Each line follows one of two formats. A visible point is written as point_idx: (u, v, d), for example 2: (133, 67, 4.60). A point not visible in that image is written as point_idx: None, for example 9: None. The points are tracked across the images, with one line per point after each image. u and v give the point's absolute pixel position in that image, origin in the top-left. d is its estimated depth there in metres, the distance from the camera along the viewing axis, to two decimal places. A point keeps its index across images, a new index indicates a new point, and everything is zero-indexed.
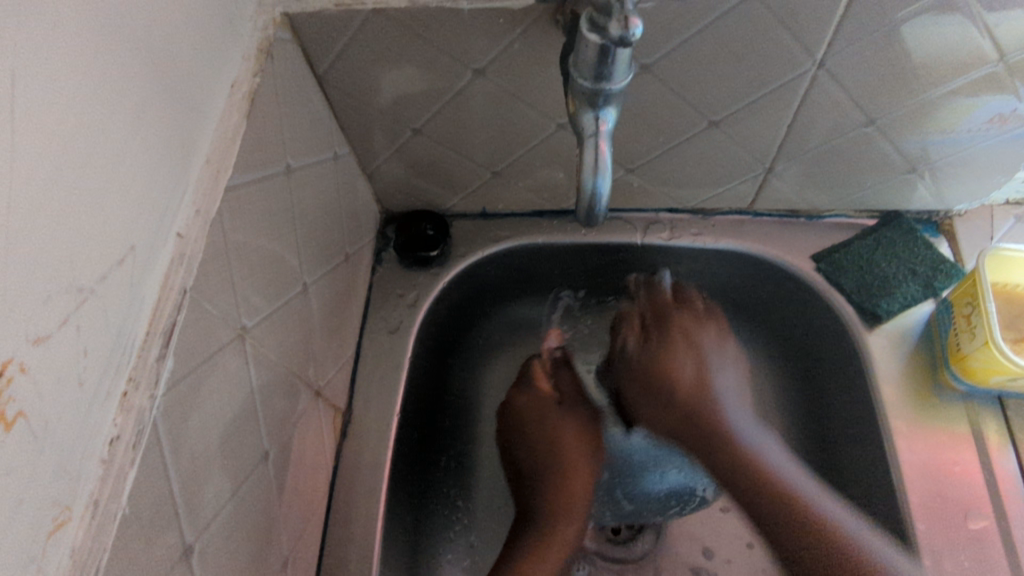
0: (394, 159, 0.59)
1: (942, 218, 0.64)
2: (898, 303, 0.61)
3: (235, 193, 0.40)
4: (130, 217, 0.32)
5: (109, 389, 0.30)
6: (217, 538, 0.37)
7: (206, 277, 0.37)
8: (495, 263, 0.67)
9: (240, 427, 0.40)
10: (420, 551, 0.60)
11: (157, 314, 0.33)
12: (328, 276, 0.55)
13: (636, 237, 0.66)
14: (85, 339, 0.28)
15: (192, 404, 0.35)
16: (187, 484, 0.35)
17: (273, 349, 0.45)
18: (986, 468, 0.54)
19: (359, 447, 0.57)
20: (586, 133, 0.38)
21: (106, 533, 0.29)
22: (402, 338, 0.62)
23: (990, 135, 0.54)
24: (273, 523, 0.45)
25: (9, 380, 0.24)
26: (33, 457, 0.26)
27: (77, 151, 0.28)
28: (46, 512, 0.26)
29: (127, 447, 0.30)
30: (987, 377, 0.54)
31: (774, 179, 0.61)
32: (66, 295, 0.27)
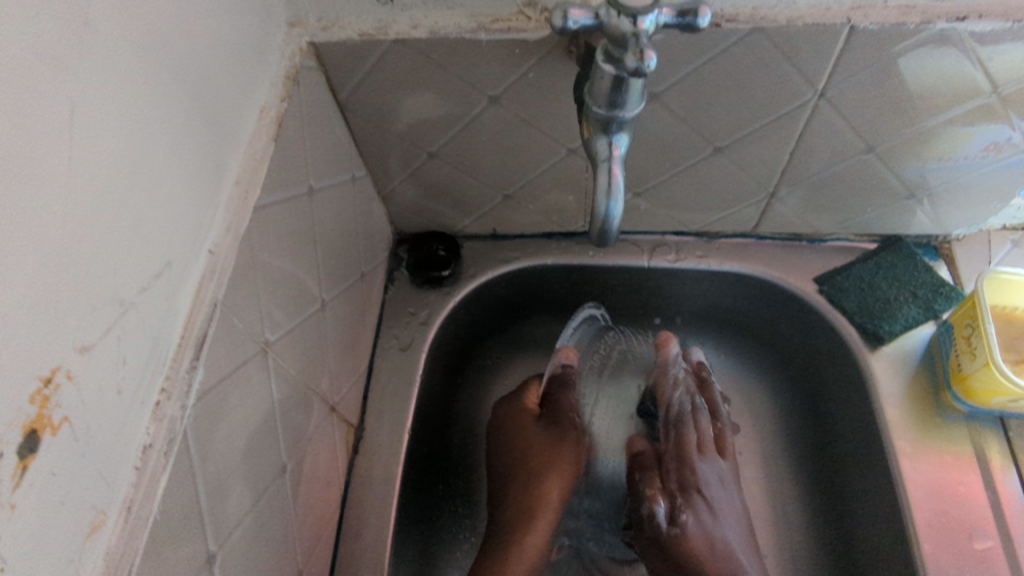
0: (409, 182, 0.61)
1: (940, 242, 0.66)
2: (900, 325, 0.62)
3: (263, 212, 0.41)
4: (168, 233, 0.33)
5: (144, 399, 0.31)
6: (238, 547, 0.38)
7: (235, 293, 0.38)
8: (505, 284, 0.69)
9: (261, 438, 0.41)
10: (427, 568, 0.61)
11: (189, 328, 0.34)
12: (344, 294, 0.56)
13: (643, 259, 0.68)
14: (125, 350, 0.30)
15: (218, 415, 0.36)
16: (211, 492, 0.36)
17: (292, 364, 0.46)
18: (989, 489, 0.55)
19: (370, 463, 0.58)
20: (599, 158, 0.40)
21: (138, 538, 0.30)
22: (414, 356, 0.63)
23: (987, 163, 0.56)
24: (289, 535, 0.45)
25: (57, 386, 0.26)
26: (76, 460, 0.27)
27: (123, 172, 0.30)
28: (84, 515, 0.27)
29: (159, 454, 0.31)
30: (988, 398, 0.55)
31: (777, 204, 0.62)
32: (109, 307, 0.29)
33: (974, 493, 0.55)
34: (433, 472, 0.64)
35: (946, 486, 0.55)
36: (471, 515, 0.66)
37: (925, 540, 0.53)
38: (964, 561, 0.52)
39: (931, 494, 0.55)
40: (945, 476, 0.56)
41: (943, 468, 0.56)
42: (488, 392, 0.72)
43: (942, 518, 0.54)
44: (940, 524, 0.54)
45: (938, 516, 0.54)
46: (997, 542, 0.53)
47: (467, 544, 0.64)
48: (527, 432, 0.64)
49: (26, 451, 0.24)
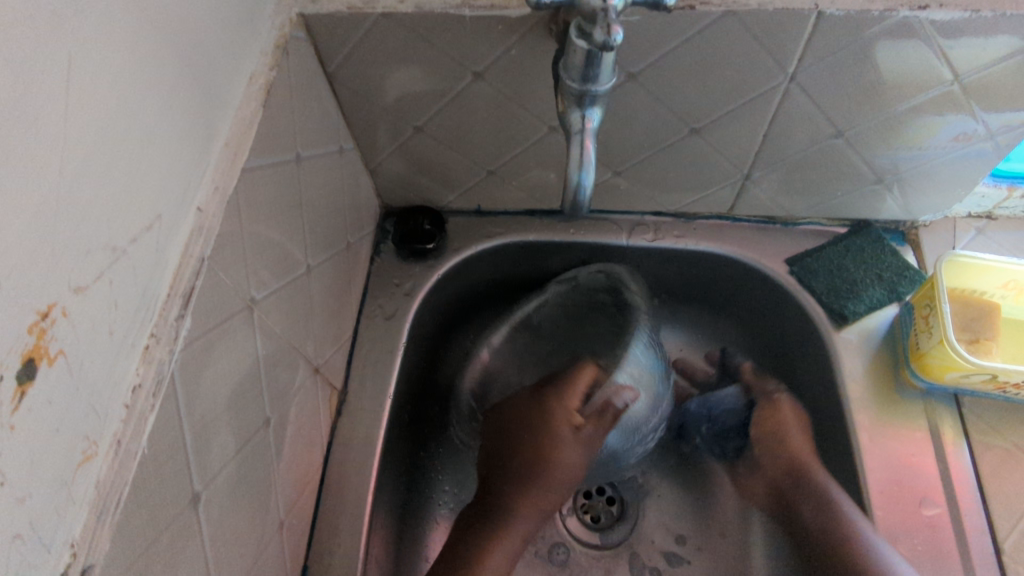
0: (396, 156, 0.63)
1: (908, 227, 0.69)
2: (865, 305, 0.65)
3: (251, 174, 0.43)
4: (158, 188, 0.35)
5: (133, 343, 0.33)
6: (222, 490, 0.40)
7: (222, 250, 0.40)
8: (488, 258, 0.71)
9: (245, 391, 0.43)
10: (406, 531, 0.63)
11: (178, 278, 0.36)
12: (330, 261, 0.58)
13: (621, 237, 0.70)
14: (116, 294, 0.32)
15: (204, 363, 0.38)
16: (197, 435, 0.37)
17: (276, 323, 0.48)
18: (941, 461, 0.58)
19: (353, 425, 0.60)
20: (573, 130, 0.42)
21: (127, 469, 0.32)
22: (397, 325, 0.65)
23: (952, 151, 0.58)
24: (270, 486, 0.47)
25: (53, 321, 0.28)
26: (70, 392, 0.29)
27: (117, 127, 0.31)
28: (78, 443, 0.29)
29: (148, 394, 0.33)
30: (942, 374, 0.57)
31: (751, 186, 0.65)
32: (102, 252, 0.31)
33: (927, 464, 0.58)
34: (415, 438, 0.67)
35: (901, 456, 0.58)
36: (450, 482, 0.68)
37: (878, 506, 0.56)
38: (913, 526, 0.55)
39: (886, 464, 0.58)
40: (900, 447, 0.59)
41: (898, 440, 0.59)
42: None
43: (894, 486, 0.57)
44: (893, 491, 0.57)
45: (891, 483, 0.57)
46: (945, 508, 0.56)
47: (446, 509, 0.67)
48: (552, 416, 0.62)
49: (24, 378, 0.26)
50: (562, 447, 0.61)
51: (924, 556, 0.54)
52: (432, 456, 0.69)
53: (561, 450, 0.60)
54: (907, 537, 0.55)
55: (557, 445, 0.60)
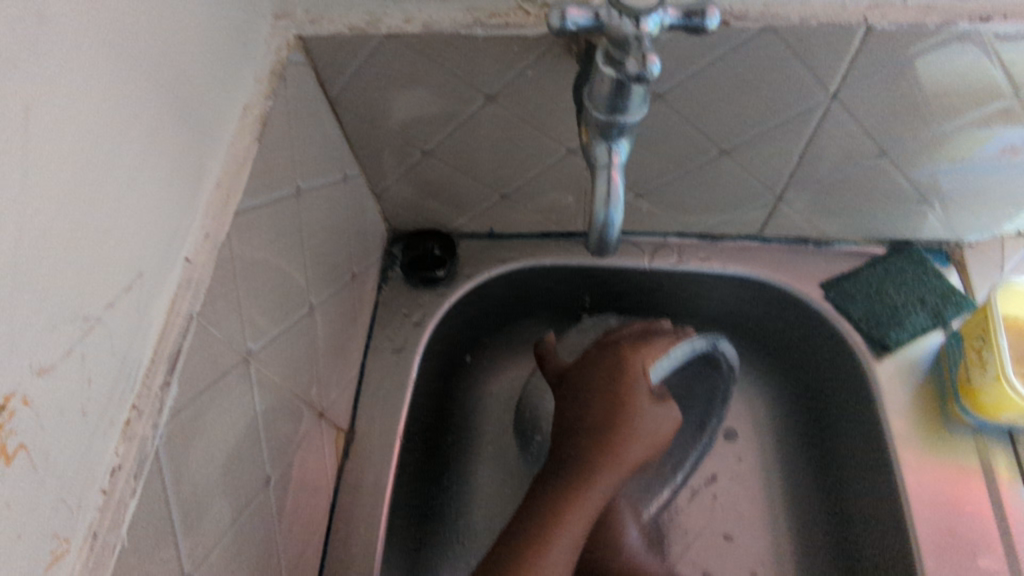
0: (404, 179, 0.59)
1: (952, 247, 0.64)
2: (908, 333, 0.60)
3: (246, 216, 0.39)
4: (139, 243, 0.31)
5: (112, 418, 0.30)
6: (217, 564, 0.37)
7: (214, 301, 0.36)
8: (502, 284, 0.67)
9: (243, 451, 0.40)
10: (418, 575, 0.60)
11: (163, 340, 0.33)
12: (336, 295, 0.55)
13: (644, 260, 0.66)
14: (90, 368, 0.28)
15: (193, 431, 0.34)
16: (187, 511, 0.34)
17: (277, 371, 0.44)
18: (996, 504, 0.53)
19: (361, 468, 0.57)
20: (598, 164, 0.38)
21: (104, 566, 0.28)
22: (407, 358, 0.62)
23: (1003, 166, 0.54)
24: (271, 548, 0.44)
25: (11, 414, 0.24)
26: (34, 489, 0.25)
27: (89, 180, 0.28)
28: (44, 546, 0.26)
29: (128, 477, 0.30)
30: (997, 413, 0.53)
31: (784, 206, 0.60)
32: (72, 325, 0.27)
33: (981, 510, 0.53)
34: (427, 476, 0.63)
35: (952, 501, 0.54)
36: (464, 520, 0.65)
37: (929, 557, 0.52)
38: None
39: (936, 510, 0.54)
40: (950, 492, 0.54)
41: (949, 483, 0.55)
42: (485, 394, 0.71)
43: (946, 534, 0.53)
44: (945, 540, 0.52)
45: (943, 532, 0.53)
46: (1002, 560, 0.51)
47: (461, 550, 0.64)
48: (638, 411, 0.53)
49: None
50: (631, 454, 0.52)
51: None
52: (446, 493, 0.66)
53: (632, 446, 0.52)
54: None
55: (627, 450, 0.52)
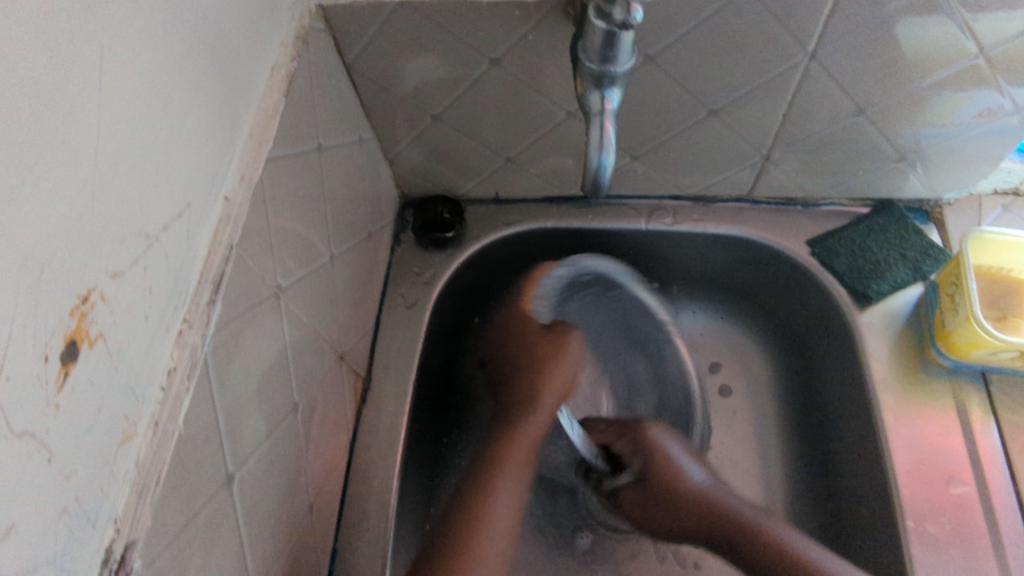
0: (414, 145, 0.64)
1: (932, 206, 0.68)
2: (889, 285, 0.64)
3: (275, 164, 0.44)
4: (187, 177, 0.36)
5: (167, 327, 0.34)
6: (255, 469, 0.41)
7: (249, 236, 0.41)
8: (508, 246, 0.71)
9: (276, 375, 0.44)
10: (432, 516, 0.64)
11: (208, 264, 0.37)
12: (353, 249, 0.59)
13: (640, 222, 0.70)
14: (150, 279, 0.33)
15: (234, 348, 0.39)
16: (231, 417, 0.38)
17: (303, 309, 0.49)
18: (968, 439, 0.57)
19: (378, 411, 0.61)
20: (593, 111, 0.42)
21: (165, 448, 0.33)
22: (419, 313, 0.66)
23: (977, 129, 0.58)
24: (299, 469, 0.48)
25: (92, 306, 0.29)
26: (109, 373, 0.30)
27: (148, 116, 0.32)
28: (117, 424, 0.30)
29: (182, 377, 0.34)
30: (970, 352, 0.56)
31: (771, 167, 0.64)
32: (136, 239, 0.32)
33: (953, 443, 0.57)
34: (438, 426, 0.67)
35: (927, 436, 0.58)
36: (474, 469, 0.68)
37: (905, 486, 0.56)
38: (941, 505, 0.55)
39: (912, 443, 0.58)
40: (926, 427, 0.58)
41: (925, 420, 0.59)
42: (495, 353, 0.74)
43: (921, 465, 0.57)
44: (919, 470, 0.56)
45: (918, 463, 0.57)
46: (972, 487, 0.55)
47: None
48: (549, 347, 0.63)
49: (67, 359, 0.27)
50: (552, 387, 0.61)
51: (954, 535, 0.54)
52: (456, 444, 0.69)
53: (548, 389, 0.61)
54: (935, 516, 0.54)
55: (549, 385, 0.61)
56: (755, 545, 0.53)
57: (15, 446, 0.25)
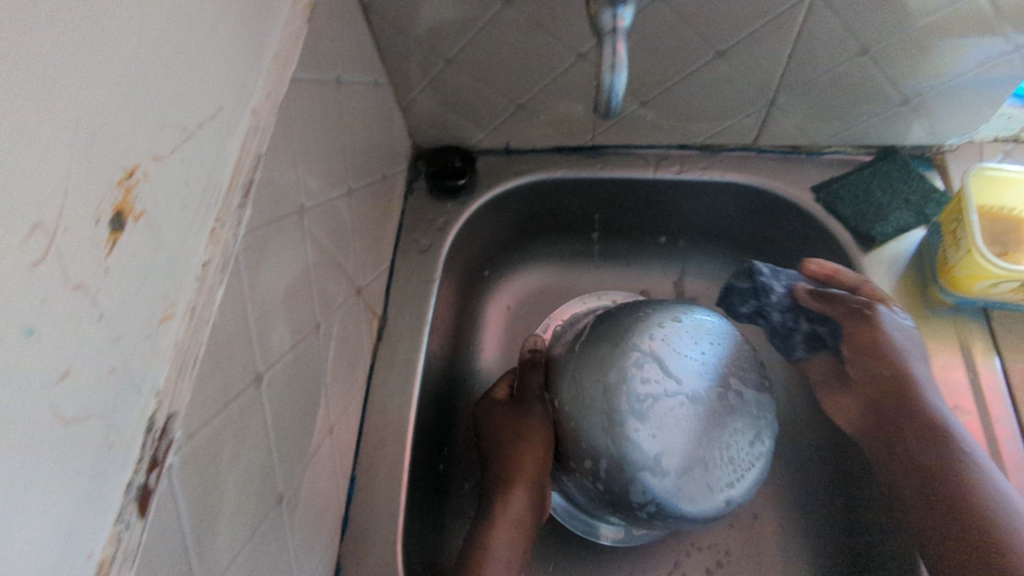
0: (428, 92, 0.65)
1: (934, 152, 0.69)
2: (892, 227, 0.65)
3: (297, 88, 0.45)
4: (221, 82, 0.37)
5: (202, 222, 0.36)
6: (281, 375, 0.43)
7: (275, 151, 0.42)
8: (518, 196, 0.73)
9: (299, 290, 0.46)
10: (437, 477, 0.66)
11: (238, 170, 0.39)
12: (368, 189, 0.61)
13: (648, 170, 0.71)
14: (187, 171, 0.34)
15: (262, 254, 0.41)
16: (259, 318, 0.40)
17: (323, 234, 0.50)
18: (970, 371, 0.59)
19: (393, 349, 0.63)
20: (605, 31, 0.44)
21: (201, 333, 0.34)
22: (432, 257, 0.68)
23: (979, 78, 0.60)
24: (319, 389, 0.50)
25: (136, 182, 0.30)
26: (151, 251, 0.31)
27: (188, 13, 0.33)
28: (158, 303, 0.32)
29: (216, 270, 0.36)
30: (971, 285, 0.58)
31: (776, 112, 0.66)
32: (174, 130, 0.33)
33: (956, 375, 0.59)
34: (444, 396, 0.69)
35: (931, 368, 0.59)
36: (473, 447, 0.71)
37: None
38: None
39: None
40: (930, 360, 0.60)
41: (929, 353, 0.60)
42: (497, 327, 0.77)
43: None
44: None
45: None
46: (975, 418, 0.57)
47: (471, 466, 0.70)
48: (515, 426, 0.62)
49: (115, 228, 0.29)
50: (522, 461, 0.60)
51: None
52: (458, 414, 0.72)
53: (521, 462, 0.60)
54: None
55: (518, 461, 0.60)
56: (927, 460, 0.52)
57: (70, 297, 0.26)
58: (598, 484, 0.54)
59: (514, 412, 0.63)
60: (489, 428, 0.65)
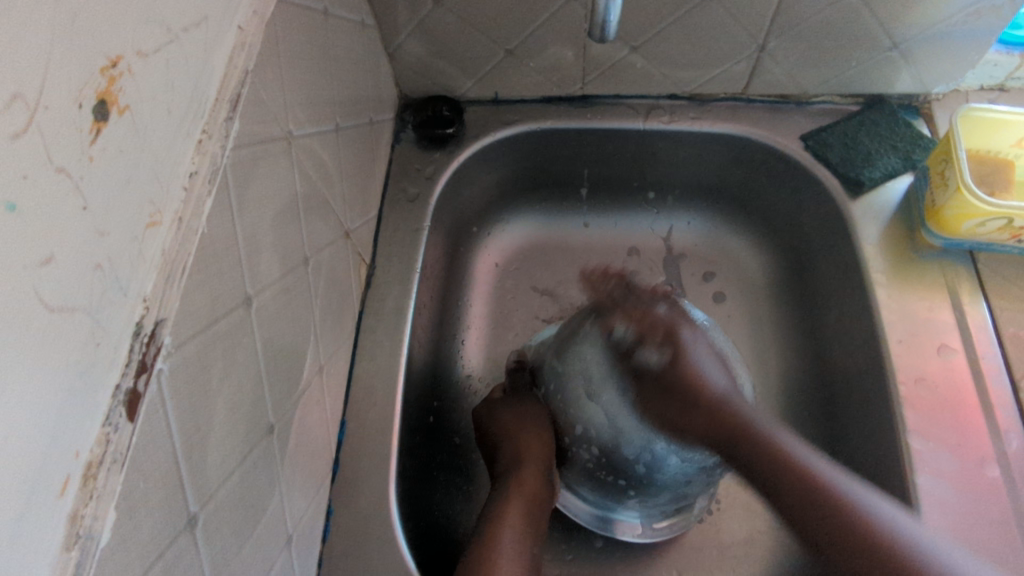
0: (416, 36, 0.64)
1: (921, 102, 0.69)
2: (880, 173, 0.66)
3: (284, 9, 0.44)
4: None
5: (188, 132, 0.34)
6: (271, 302, 0.42)
7: (261, 70, 0.41)
8: (507, 148, 0.72)
9: (287, 219, 0.45)
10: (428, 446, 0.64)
11: (224, 84, 0.37)
12: (356, 131, 0.59)
13: (638, 121, 0.71)
14: (173, 74, 0.33)
15: (250, 174, 0.40)
16: (247, 240, 0.39)
17: (311, 168, 0.49)
18: (956, 311, 0.60)
19: (382, 296, 0.62)
20: None
21: (190, 243, 0.33)
22: (421, 206, 0.67)
23: (965, 24, 0.60)
24: (309, 326, 0.49)
25: (120, 74, 0.29)
26: (137, 150, 0.30)
27: None
28: (144, 206, 0.31)
29: (203, 181, 0.35)
30: (959, 225, 0.59)
31: (766, 58, 0.66)
32: (160, 28, 0.31)
33: (943, 315, 0.59)
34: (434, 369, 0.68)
35: (919, 309, 0.60)
36: (459, 431, 0.70)
37: (898, 354, 0.58)
38: (932, 369, 0.57)
39: (906, 317, 0.59)
40: (917, 302, 0.60)
41: (917, 295, 0.61)
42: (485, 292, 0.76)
43: (912, 335, 0.59)
44: (910, 340, 0.58)
45: (909, 333, 0.59)
46: (962, 356, 0.57)
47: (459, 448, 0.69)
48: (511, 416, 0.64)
49: (99, 116, 0.27)
50: (529, 447, 0.62)
51: (945, 397, 0.56)
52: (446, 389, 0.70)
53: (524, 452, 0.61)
54: (927, 379, 0.56)
55: (523, 448, 0.61)
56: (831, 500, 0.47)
57: (52, 181, 0.25)
58: (594, 449, 0.61)
59: (514, 404, 0.65)
60: (492, 424, 0.65)
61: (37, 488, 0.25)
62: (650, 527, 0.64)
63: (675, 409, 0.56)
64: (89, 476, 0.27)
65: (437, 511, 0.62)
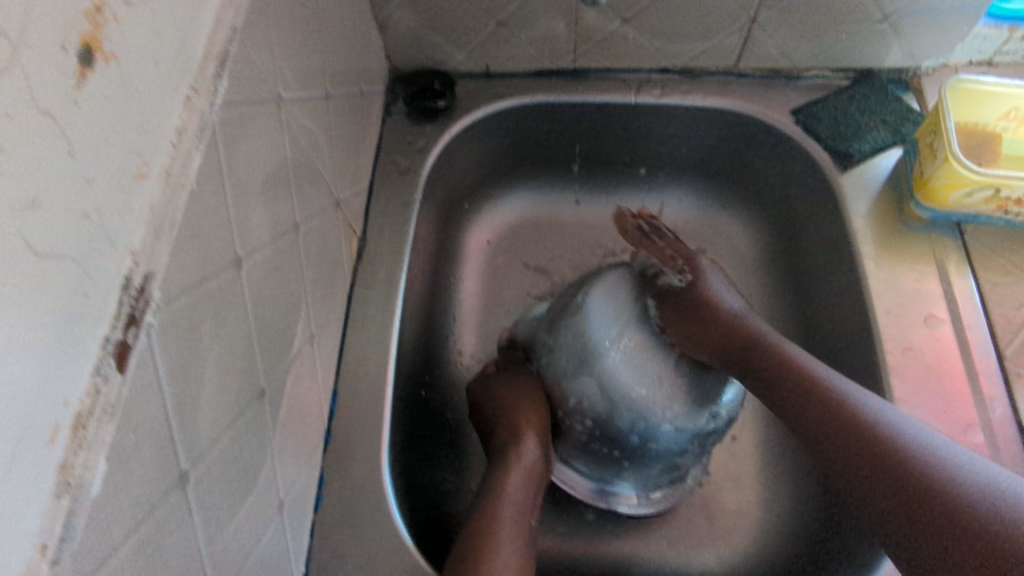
0: (406, 6, 0.64)
1: (911, 76, 0.70)
2: (869, 145, 0.66)
3: None
4: None
5: (176, 86, 0.34)
6: (261, 265, 0.42)
7: (250, 29, 0.40)
8: (498, 122, 0.72)
9: (277, 183, 0.45)
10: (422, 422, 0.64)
11: (212, 41, 0.37)
12: (346, 100, 0.59)
13: (630, 95, 0.71)
14: (160, 26, 0.32)
15: (240, 133, 0.39)
16: (237, 200, 0.39)
17: (301, 134, 0.49)
18: (944, 282, 0.60)
19: (373, 268, 0.62)
20: None
21: (178, 198, 0.33)
22: (412, 178, 0.66)
23: None
24: (300, 293, 0.49)
25: (106, 20, 0.28)
26: (123, 100, 0.30)
27: None
28: (131, 157, 0.30)
29: (191, 137, 0.34)
30: (947, 196, 0.59)
31: (758, 30, 0.66)
32: None
33: (930, 287, 0.60)
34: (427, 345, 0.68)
35: (907, 282, 0.60)
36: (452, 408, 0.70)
37: (886, 325, 0.58)
38: (919, 340, 0.57)
39: (894, 289, 0.60)
40: (905, 275, 0.61)
41: (905, 267, 0.61)
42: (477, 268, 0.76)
43: (899, 308, 0.59)
44: (898, 312, 0.59)
45: (896, 304, 0.59)
46: (950, 327, 0.58)
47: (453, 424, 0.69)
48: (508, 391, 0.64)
49: (84, 61, 0.27)
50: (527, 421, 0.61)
51: (932, 366, 0.56)
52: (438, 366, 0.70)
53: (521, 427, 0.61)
54: (914, 349, 0.57)
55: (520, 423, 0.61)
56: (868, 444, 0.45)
57: (37, 122, 0.25)
58: (587, 421, 0.60)
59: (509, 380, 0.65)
60: (488, 402, 0.64)
61: (26, 432, 0.24)
62: (645, 498, 0.65)
63: (687, 322, 0.59)
64: (79, 425, 0.27)
65: (431, 488, 0.62)
